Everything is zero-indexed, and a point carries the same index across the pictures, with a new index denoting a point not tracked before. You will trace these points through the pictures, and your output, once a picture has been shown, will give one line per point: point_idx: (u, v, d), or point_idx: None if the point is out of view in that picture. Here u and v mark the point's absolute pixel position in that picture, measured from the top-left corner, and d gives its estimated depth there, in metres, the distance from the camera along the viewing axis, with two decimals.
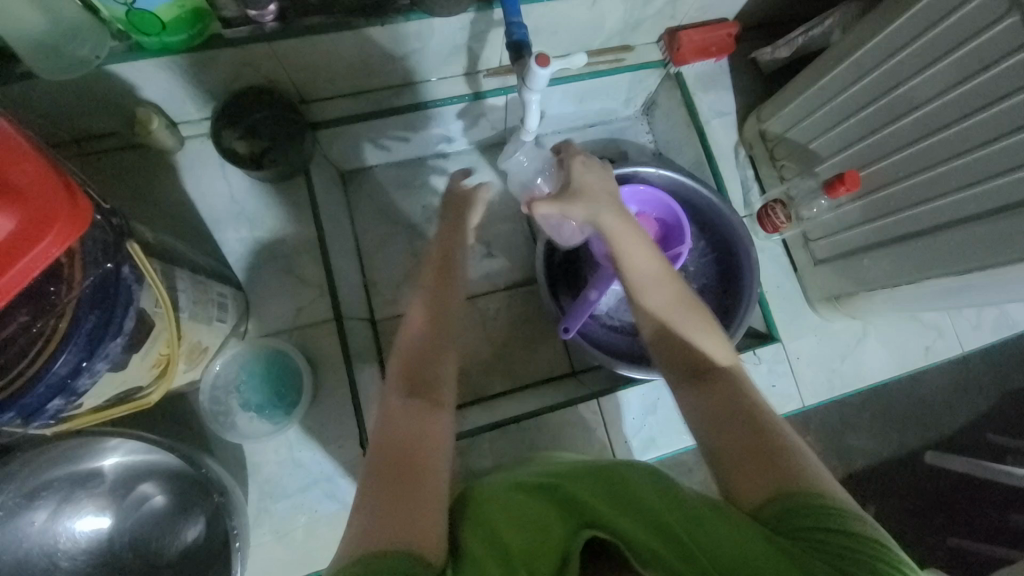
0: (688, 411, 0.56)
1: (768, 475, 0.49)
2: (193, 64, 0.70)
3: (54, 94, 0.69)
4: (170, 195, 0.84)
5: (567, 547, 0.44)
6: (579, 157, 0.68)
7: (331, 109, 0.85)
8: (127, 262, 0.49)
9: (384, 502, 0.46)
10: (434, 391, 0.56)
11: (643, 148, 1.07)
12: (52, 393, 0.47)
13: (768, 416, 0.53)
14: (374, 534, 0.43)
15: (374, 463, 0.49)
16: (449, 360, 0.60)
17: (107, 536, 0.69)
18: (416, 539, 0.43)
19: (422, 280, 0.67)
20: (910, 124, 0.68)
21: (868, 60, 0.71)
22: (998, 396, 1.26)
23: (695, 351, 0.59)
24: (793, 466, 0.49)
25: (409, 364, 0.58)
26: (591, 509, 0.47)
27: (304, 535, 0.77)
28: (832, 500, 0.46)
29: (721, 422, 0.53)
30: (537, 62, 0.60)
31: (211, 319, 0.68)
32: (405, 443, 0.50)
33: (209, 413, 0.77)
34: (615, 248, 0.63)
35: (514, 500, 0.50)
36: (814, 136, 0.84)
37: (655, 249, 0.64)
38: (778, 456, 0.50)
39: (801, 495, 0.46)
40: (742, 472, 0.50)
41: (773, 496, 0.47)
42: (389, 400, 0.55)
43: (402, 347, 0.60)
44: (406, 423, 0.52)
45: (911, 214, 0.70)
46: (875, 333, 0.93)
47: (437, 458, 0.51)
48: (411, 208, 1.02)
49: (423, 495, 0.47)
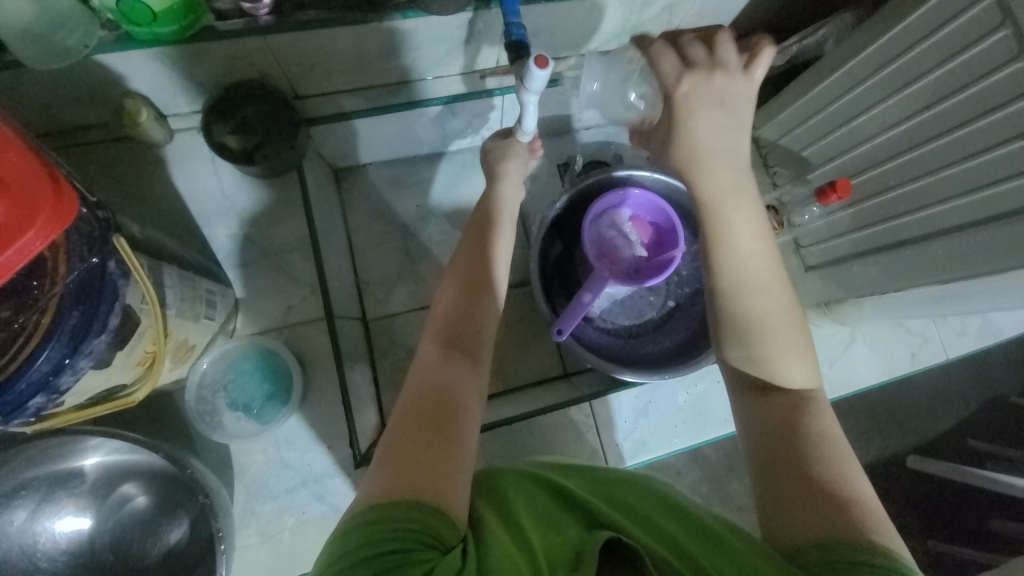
0: (748, 419, 0.57)
1: (816, 511, 0.48)
2: (185, 56, 0.68)
3: (39, 83, 0.68)
4: (159, 189, 0.83)
5: (584, 542, 0.44)
6: (700, 99, 0.58)
7: (325, 105, 0.84)
8: (113, 257, 0.47)
9: (415, 446, 0.50)
10: (472, 350, 0.61)
11: (637, 152, 1.08)
12: (33, 390, 0.45)
13: (824, 443, 0.52)
14: (397, 484, 0.47)
15: (410, 410, 0.54)
16: (485, 330, 0.64)
17: (88, 537, 0.67)
18: (438, 489, 0.48)
19: (456, 272, 0.67)
20: (901, 134, 0.70)
21: (862, 70, 0.72)
22: (980, 401, 1.28)
23: (777, 360, 0.57)
24: (845, 508, 0.48)
25: (448, 330, 0.62)
26: (601, 514, 0.48)
27: (291, 537, 0.76)
28: (876, 547, 0.45)
29: (775, 440, 0.54)
30: (537, 62, 0.59)
31: (198, 316, 0.67)
32: (440, 394, 0.55)
33: (196, 412, 0.76)
34: (714, 229, 0.59)
35: (527, 504, 0.51)
36: (807, 144, 0.85)
37: (763, 236, 0.60)
38: (828, 496, 0.49)
39: (844, 541, 0.45)
40: (787, 502, 0.50)
41: (814, 539, 0.46)
42: (427, 355, 0.60)
43: (438, 316, 0.64)
44: (443, 376, 0.57)
45: (901, 222, 0.71)
46: (863, 339, 0.94)
47: (468, 411, 0.56)
48: (406, 206, 1.01)
49: (451, 444, 0.52)
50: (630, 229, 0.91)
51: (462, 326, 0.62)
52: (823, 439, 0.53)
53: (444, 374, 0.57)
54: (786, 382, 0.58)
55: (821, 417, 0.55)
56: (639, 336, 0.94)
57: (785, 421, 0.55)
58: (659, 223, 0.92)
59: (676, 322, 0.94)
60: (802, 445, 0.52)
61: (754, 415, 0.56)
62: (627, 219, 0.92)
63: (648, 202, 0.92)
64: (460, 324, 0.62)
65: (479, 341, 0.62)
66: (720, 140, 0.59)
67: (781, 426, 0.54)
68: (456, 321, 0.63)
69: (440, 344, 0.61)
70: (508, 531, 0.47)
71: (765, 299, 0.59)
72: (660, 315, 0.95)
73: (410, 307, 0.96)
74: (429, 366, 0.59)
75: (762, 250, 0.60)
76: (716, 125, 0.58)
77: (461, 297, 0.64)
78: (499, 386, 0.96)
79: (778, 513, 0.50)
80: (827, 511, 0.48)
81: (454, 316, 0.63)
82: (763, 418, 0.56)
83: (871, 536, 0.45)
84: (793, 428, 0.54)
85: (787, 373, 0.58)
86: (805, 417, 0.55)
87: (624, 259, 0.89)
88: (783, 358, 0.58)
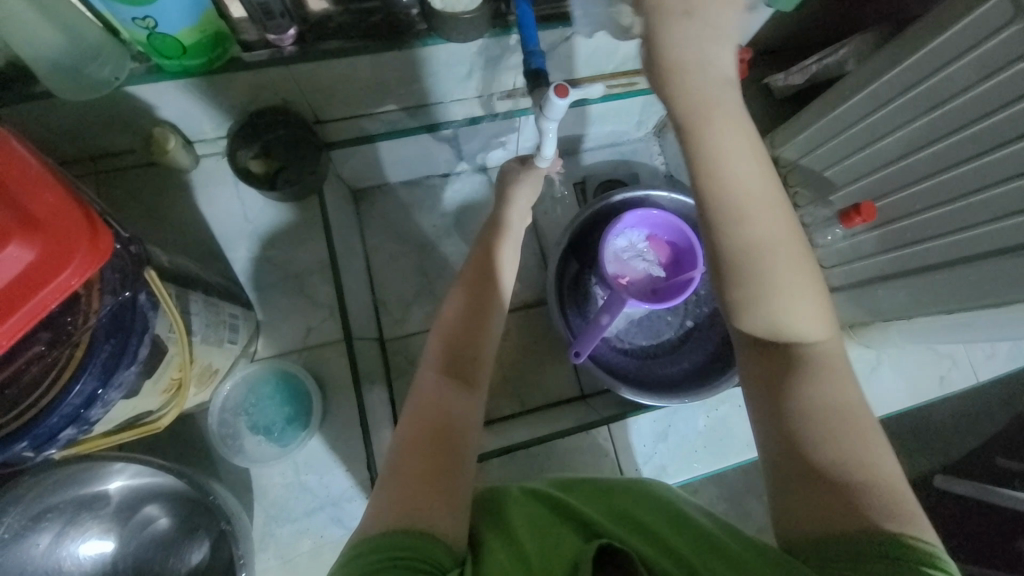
0: (755, 395, 0.54)
1: (827, 505, 0.46)
2: (212, 84, 0.70)
3: (72, 112, 0.70)
4: (184, 213, 0.84)
5: (579, 552, 0.44)
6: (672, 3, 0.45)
7: (344, 130, 0.86)
8: (144, 289, 0.49)
9: (414, 482, 0.50)
10: (470, 376, 0.60)
11: (654, 171, 1.08)
12: (64, 423, 0.46)
13: (836, 420, 0.49)
14: (400, 513, 0.47)
15: (408, 441, 0.54)
16: (485, 353, 0.63)
17: (111, 559, 0.68)
18: (439, 522, 0.47)
19: (461, 284, 0.67)
20: (925, 158, 0.69)
21: (885, 91, 0.71)
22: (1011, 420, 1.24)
23: (780, 322, 0.52)
24: (854, 492, 0.45)
25: (446, 354, 0.61)
26: (597, 523, 0.48)
27: (309, 560, 0.76)
28: (894, 540, 0.42)
29: (775, 421, 0.51)
30: (555, 92, 0.59)
31: (222, 341, 0.68)
32: (438, 424, 0.55)
33: (218, 436, 0.77)
34: (702, 170, 0.49)
35: (523, 510, 0.51)
36: (828, 165, 0.84)
37: (758, 176, 0.50)
38: (838, 486, 0.46)
39: (855, 536, 0.43)
40: (796, 497, 0.47)
41: (824, 536, 0.44)
42: (426, 379, 0.59)
43: (440, 334, 0.63)
44: (441, 403, 0.57)
45: (927, 247, 0.70)
46: (889, 362, 0.92)
47: (466, 442, 0.55)
48: (423, 225, 1.02)
49: (449, 475, 0.52)
50: (646, 248, 0.92)
51: (462, 345, 0.62)
52: (825, 408, 0.49)
53: (442, 398, 0.57)
54: (792, 339, 0.53)
55: (828, 381, 0.51)
56: (657, 357, 0.92)
57: (780, 388, 0.52)
58: (677, 243, 0.92)
59: (694, 343, 0.93)
60: (798, 423, 0.49)
61: (754, 387, 0.54)
62: (643, 239, 0.92)
63: (665, 223, 0.91)
64: (463, 346, 0.62)
65: (478, 359, 0.62)
66: (699, 68, 0.46)
67: (779, 400, 0.51)
68: (457, 339, 0.62)
69: (438, 366, 0.60)
70: (507, 541, 0.48)
71: (762, 250, 0.51)
72: (678, 336, 0.94)
73: (427, 327, 0.97)
74: (427, 390, 0.58)
75: (761, 180, 0.50)
76: (692, 41, 0.45)
77: (463, 316, 0.64)
78: (515, 408, 0.95)
79: (787, 509, 0.48)
80: (835, 500, 0.45)
81: (453, 337, 0.62)
82: (759, 388, 0.53)
83: (885, 526, 0.43)
84: (787, 398, 0.51)
85: (791, 325, 0.52)
86: (807, 385, 0.51)
87: (641, 279, 0.89)
88: (785, 310, 0.52)
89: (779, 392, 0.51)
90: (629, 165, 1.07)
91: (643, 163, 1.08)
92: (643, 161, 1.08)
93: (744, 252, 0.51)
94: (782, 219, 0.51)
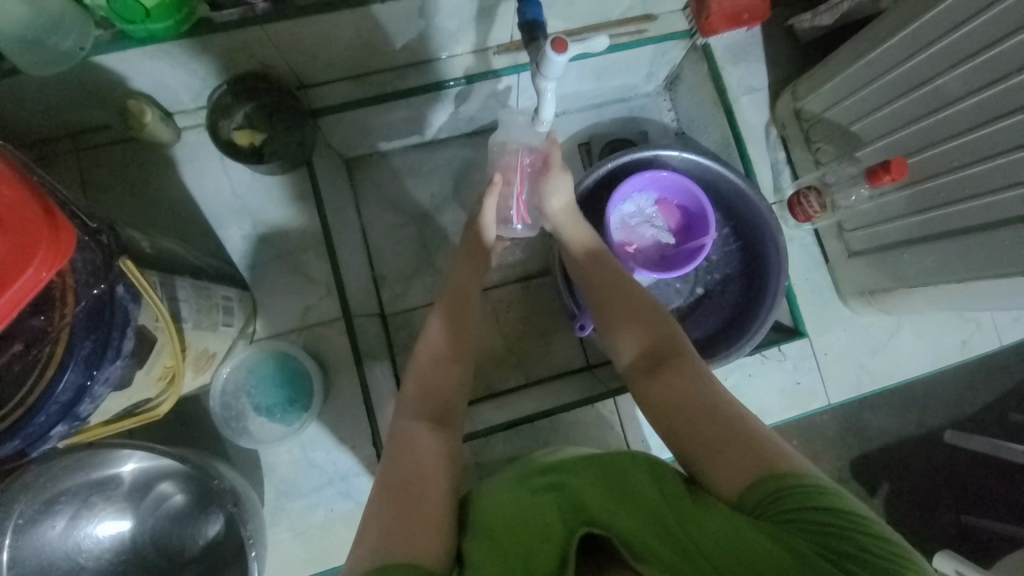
0: (652, 400, 0.58)
1: (749, 463, 0.48)
2: (186, 50, 0.65)
3: (40, 87, 0.66)
4: (170, 190, 0.81)
5: (567, 546, 0.46)
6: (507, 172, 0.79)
7: (331, 94, 0.80)
8: (120, 281, 0.47)
9: (394, 515, 0.49)
10: (449, 418, 0.62)
11: (664, 128, 1.01)
12: (55, 419, 0.45)
13: (732, 410, 0.53)
14: (386, 545, 0.46)
15: (387, 480, 0.53)
16: (461, 389, 0.65)
17: (129, 536, 0.71)
18: (423, 550, 0.46)
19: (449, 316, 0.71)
20: (967, 109, 0.62)
21: (929, 31, 0.64)
22: (1018, 375, 1.24)
23: (650, 336, 0.62)
24: (766, 452, 0.49)
25: (427, 391, 0.63)
26: (588, 509, 0.48)
27: (320, 532, 0.78)
28: (811, 481, 0.46)
29: (689, 416, 0.54)
30: (553, 48, 0.53)
31: (216, 324, 0.66)
32: (414, 464, 0.54)
33: (221, 418, 0.77)
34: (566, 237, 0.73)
35: (507, 507, 0.52)
36: (856, 118, 0.77)
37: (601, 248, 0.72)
38: (755, 446, 0.49)
39: (778, 477, 0.46)
40: (721, 461, 0.50)
41: (751, 483, 0.47)
42: (406, 420, 0.60)
43: (422, 372, 0.65)
44: (421, 443, 0.57)
45: (962, 208, 0.65)
46: (909, 327, 0.88)
47: (439, 473, 0.54)
48: (420, 194, 0.97)
49: (427, 503, 0.51)
50: (655, 214, 0.87)
51: (447, 392, 0.64)
52: (717, 404, 0.54)
53: (425, 443, 0.57)
54: (660, 341, 0.62)
55: (708, 378, 0.57)
56: None
57: (686, 396, 0.55)
58: (688, 207, 0.87)
59: (705, 310, 0.88)
60: (706, 423, 0.52)
61: (662, 409, 0.56)
62: (652, 203, 0.87)
63: (675, 185, 0.85)
64: (442, 390, 0.64)
65: (458, 404, 0.64)
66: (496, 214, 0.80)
67: (689, 407, 0.54)
68: (437, 384, 0.64)
69: (420, 407, 0.62)
70: (488, 540, 0.48)
71: (621, 282, 0.68)
72: (687, 303, 0.89)
73: (429, 301, 0.94)
74: (407, 432, 0.58)
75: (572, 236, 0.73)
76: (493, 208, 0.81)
77: (453, 357, 0.67)
78: (519, 379, 0.94)
79: (710, 473, 0.50)
80: (750, 461, 0.49)
81: (436, 381, 0.64)
82: (662, 408, 0.56)
83: (799, 473, 0.46)
84: (700, 404, 0.54)
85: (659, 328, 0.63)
86: (695, 377, 0.57)
87: (648, 247, 0.86)
88: (649, 320, 0.64)
89: (686, 399, 0.55)
90: (638, 123, 1.00)
91: (653, 120, 1.01)
92: (653, 117, 1.01)
93: (608, 283, 0.68)
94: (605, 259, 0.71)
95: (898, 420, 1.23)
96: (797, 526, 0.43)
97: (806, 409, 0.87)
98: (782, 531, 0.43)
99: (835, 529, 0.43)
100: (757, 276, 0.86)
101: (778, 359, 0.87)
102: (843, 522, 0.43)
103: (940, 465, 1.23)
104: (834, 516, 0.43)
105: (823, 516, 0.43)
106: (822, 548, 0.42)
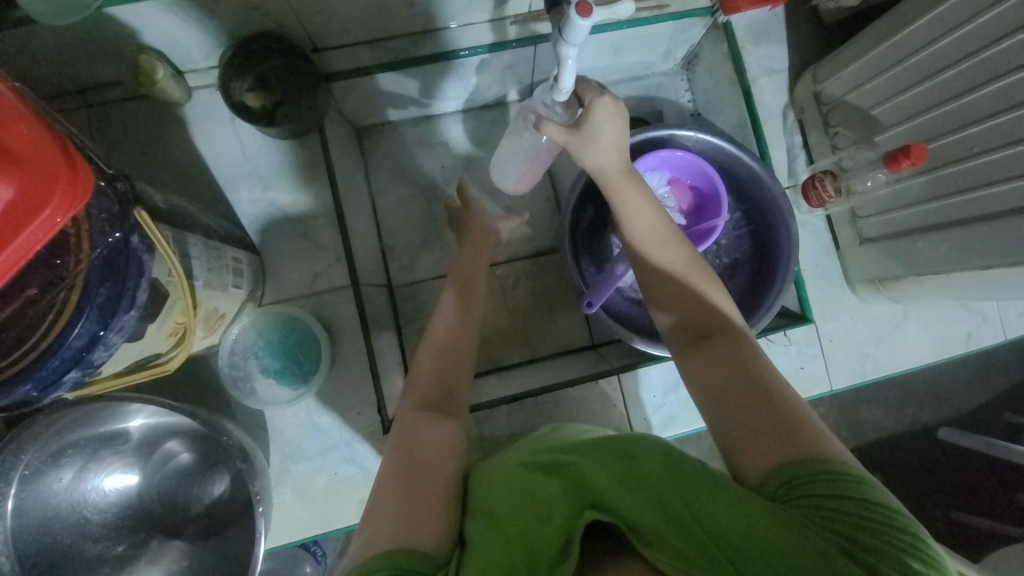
0: (691, 371, 0.58)
1: (781, 446, 0.48)
2: (199, 5, 0.64)
3: (52, 37, 0.64)
4: (180, 151, 0.80)
5: (571, 528, 0.46)
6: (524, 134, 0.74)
7: (344, 59, 0.78)
8: (135, 231, 0.47)
9: (396, 504, 0.49)
10: (449, 406, 0.60)
11: (680, 109, 1.00)
12: (67, 365, 0.46)
13: (777, 391, 0.52)
14: (390, 534, 0.46)
15: (390, 467, 0.53)
16: (466, 370, 0.65)
17: (135, 492, 0.73)
18: (424, 540, 0.46)
19: (455, 289, 0.72)
20: (989, 95, 0.61)
21: (955, 15, 0.63)
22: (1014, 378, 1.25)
23: (698, 310, 0.60)
24: (802, 434, 0.49)
25: (433, 369, 0.63)
26: (595, 492, 0.48)
27: (324, 495, 0.79)
28: (843, 470, 0.46)
29: (728, 393, 0.53)
30: (578, 11, 0.51)
31: (227, 285, 0.67)
32: (416, 448, 0.54)
33: (229, 378, 0.78)
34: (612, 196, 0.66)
35: (513, 489, 0.52)
36: (877, 102, 0.77)
37: (656, 208, 0.65)
38: (786, 428, 0.49)
39: (808, 464, 0.47)
40: (746, 440, 0.50)
41: (778, 466, 0.48)
42: (409, 406, 0.59)
43: (432, 349, 0.65)
44: (422, 430, 0.56)
45: (978, 196, 0.64)
46: (915, 317, 0.88)
47: (444, 460, 0.54)
48: (431, 167, 0.96)
49: (427, 491, 0.51)
50: (667, 194, 0.86)
51: (450, 366, 0.64)
52: (761, 381, 0.53)
53: (426, 428, 0.56)
54: (709, 311, 0.60)
55: (751, 352, 0.56)
56: None
57: (722, 372, 0.55)
58: (701, 189, 0.86)
59: None
60: (746, 404, 0.52)
61: (696, 378, 0.57)
62: (665, 183, 0.86)
63: (689, 165, 0.84)
64: (449, 363, 0.64)
65: (459, 384, 0.63)
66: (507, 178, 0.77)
67: (724, 384, 0.54)
68: (441, 361, 0.64)
69: (422, 392, 0.61)
70: (489, 525, 0.49)
71: (667, 245, 0.64)
72: None
73: (436, 274, 0.94)
74: (404, 420, 0.58)
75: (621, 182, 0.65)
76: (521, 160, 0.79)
77: (457, 329, 0.67)
78: (524, 355, 0.94)
79: (738, 451, 0.51)
80: (785, 443, 0.49)
81: (439, 362, 0.64)
82: (702, 380, 0.56)
83: (832, 459, 0.47)
84: (743, 381, 0.53)
85: (711, 297, 0.61)
86: (740, 350, 0.56)
87: None
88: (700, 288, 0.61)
89: (727, 375, 0.55)
90: (654, 103, 0.99)
91: (669, 100, 0.99)
92: (669, 97, 1.00)
93: (651, 246, 0.64)
94: (660, 215, 0.65)
95: (893, 415, 1.24)
96: (814, 511, 0.44)
97: (808, 394, 0.87)
98: (800, 518, 0.43)
99: (860, 519, 0.43)
100: (768, 260, 0.86)
101: (783, 343, 0.87)
102: (867, 513, 0.43)
103: (932, 460, 1.24)
104: (858, 506, 0.44)
105: (846, 504, 0.44)
106: (841, 538, 0.42)
